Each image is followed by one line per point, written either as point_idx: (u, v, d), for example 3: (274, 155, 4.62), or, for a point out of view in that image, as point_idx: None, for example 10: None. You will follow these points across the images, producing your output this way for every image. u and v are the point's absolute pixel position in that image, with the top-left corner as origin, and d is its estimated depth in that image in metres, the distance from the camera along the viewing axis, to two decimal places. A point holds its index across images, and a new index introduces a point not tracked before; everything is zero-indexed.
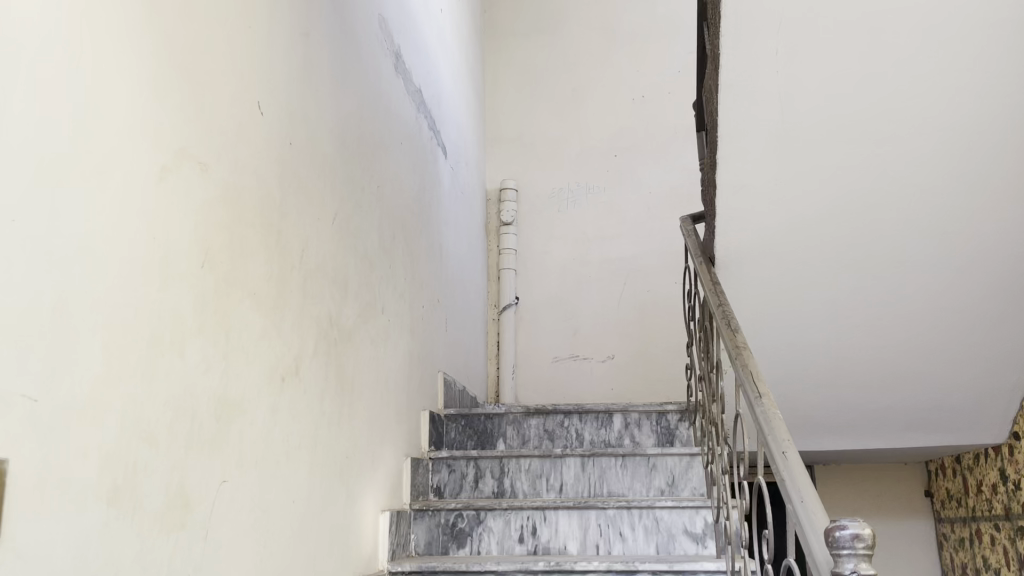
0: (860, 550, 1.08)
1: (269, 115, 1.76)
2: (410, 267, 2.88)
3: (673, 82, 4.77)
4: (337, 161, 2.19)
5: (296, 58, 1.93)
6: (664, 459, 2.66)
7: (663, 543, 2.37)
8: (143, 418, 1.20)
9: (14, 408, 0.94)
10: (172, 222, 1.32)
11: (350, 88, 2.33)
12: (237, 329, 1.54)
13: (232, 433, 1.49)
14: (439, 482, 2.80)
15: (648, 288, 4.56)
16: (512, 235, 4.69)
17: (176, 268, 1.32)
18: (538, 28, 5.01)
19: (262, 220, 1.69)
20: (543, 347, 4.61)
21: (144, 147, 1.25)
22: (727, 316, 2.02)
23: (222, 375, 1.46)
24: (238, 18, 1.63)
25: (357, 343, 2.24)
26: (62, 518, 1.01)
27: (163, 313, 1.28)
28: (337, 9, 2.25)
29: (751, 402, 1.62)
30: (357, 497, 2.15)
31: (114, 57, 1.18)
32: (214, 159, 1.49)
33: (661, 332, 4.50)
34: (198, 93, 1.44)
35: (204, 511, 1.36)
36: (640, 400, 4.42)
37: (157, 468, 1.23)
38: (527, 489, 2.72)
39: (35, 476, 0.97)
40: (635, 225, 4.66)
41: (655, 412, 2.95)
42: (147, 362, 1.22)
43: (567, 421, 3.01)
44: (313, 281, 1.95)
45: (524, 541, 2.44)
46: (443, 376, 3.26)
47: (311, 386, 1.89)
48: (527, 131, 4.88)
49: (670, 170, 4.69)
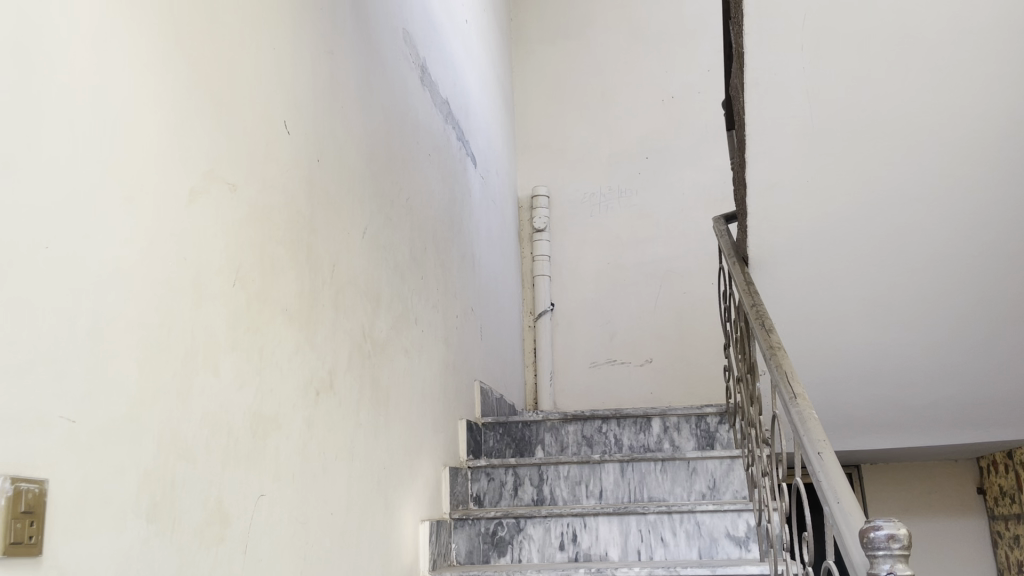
0: (896, 550, 1.06)
1: (296, 134, 1.78)
2: (442, 277, 2.90)
3: (701, 82, 4.74)
4: (365, 176, 2.21)
5: (319, 76, 1.95)
6: (705, 462, 2.62)
7: (705, 548, 2.34)
8: (180, 435, 1.23)
9: (54, 429, 0.97)
10: (202, 243, 1.35)
11: (375, 105, 2.35)
12: (271, 346, 1.57)
13: (269, 448, 1.51)
14: (478, 491, 2.80)
15: (684, 290, 4.52)
16: (545, 242, 4.71)
17: (207, 287, 1.35)
18: (563, 34, 5.01)
19: (291, 238, 1.71)
20: (580, 352, 4.60)
21: (172, 169, 1.28)
22: (761, 317, 1.99)
23: (256, 392, 1.49)
24: (261, 41, 1.65)
25: (390, 355, 2.25)
26: (102, 536, 1.04)
27: (197, 332, 1.30)
28: (360, 25, 2.27)
29: (786, 403, 1.60)
30: (397, 507, 2.16)
31: (141, 84, 1.22)
32: (242, 180, 1.52)
33: (699, 334, 4.45)
34: (224, 114, 1.47)
35: (243, 524, 1.39)
36: (680, 403, 4.38)
37: (195, 484, 1.26)
38: (567, 496, 2.71)
39: (76, 495, 1.00)
40: (668, 227, 4.63)
41: (694, 415, 2.92)
42: (182, 380, 1.25)
43: (605, 426, 2.99)
44: (344, 295, 1.97)
45: (565, 548, 2.43)
46: (480, 385, 3.27)
47: (346, 399, 1.90)
48: (557, 137, 4.89)
49: (702, 170, 4.65)
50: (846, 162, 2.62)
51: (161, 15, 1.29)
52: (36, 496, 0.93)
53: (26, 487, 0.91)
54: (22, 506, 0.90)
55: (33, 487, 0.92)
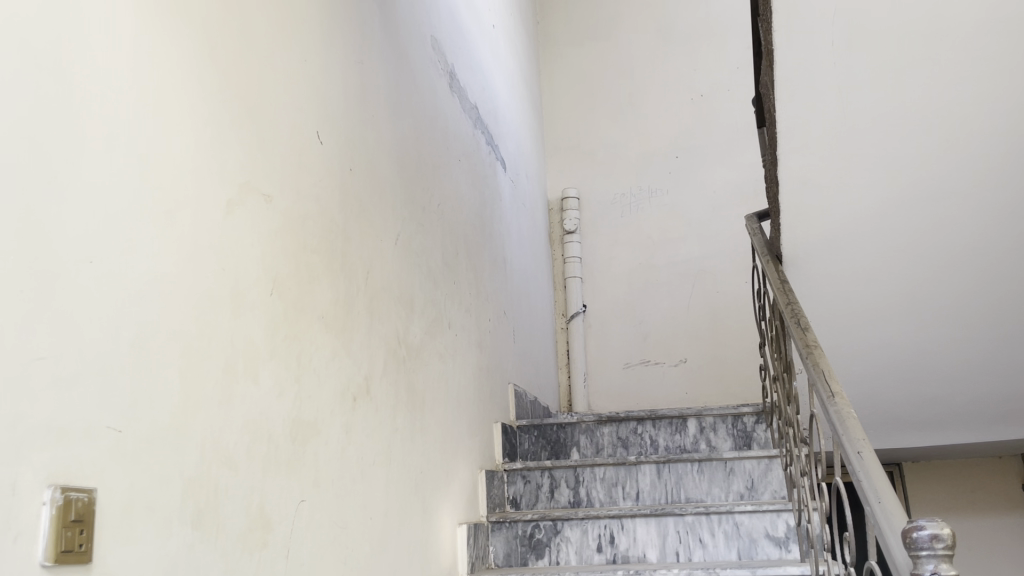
0: (939, 551, 1.04)
1: (329, 144, 1.81)
2: (475, 282, 2.92)
3: (731, 79, 4.71)
4: (396, 184, 2.23)
5: (349, 84, 1.97)
6: (742, 463, 2.60)
7: (745, 548, 2.32)
8: (222, 443, 1.25)
9: (101, 438, 0.99)
10: (240, 254, 1.37)
11: (405, 113, 2.38)
12: (309, 354, 1.59)
13: (309, 454, 1.53)
14: (515, 493, 2.81)
15: (717, 289, 4.49)
16: (576, 243, 4.71)
17: (245, 297, 1.37)
18: (590, 35, 5.01)
19: (326, 244, 1.73)
20: (614, 353, 4.59)
21: (211, 183, 1.31)
22: (796, 315, 1.97)
23: (295, 398, 1.51)
24: (292, 53, 1.68)
25: (425, 359, 2.27)
26: (149, 542, 1.06)
27: (236, 341, 1.33)
28: (388, 33, 2.30)
29: (824, 402, 1.58)
30: (435, 510, 2.18)
31: (177, 100, 1.24)
32: (277, 190, 1.54)
33: (734, 334, 4.42)
34: (258, 126, 1.50)
35: (285, 529, 1.41)
36: (717, 403, 4.35)
37: (237, 490, 1.28)
38: (603, 498, 2.71)
39: (124, 504, 1.02)
40: (700, 225, 4.60)
41: (731, 414, 2.89)
42: (223, 388, 1.27)
43: (640, 427, 2.98)
44: (378, 301, 1.99)
45: (603, 550, 2.43)
46: (514, 388, 3.28)
47: (382, 404, 1.92)
48: (586, 138, 4.89)
49: (734, 168, 4.62)
50: (880, 156, 2.59)
51: (196, 30, 1.32)
52: (85, 504, 0.95)
53: (75, 496, 0.93)
54: (72, 515, 0.93)
55: (82, 497, 0.95)
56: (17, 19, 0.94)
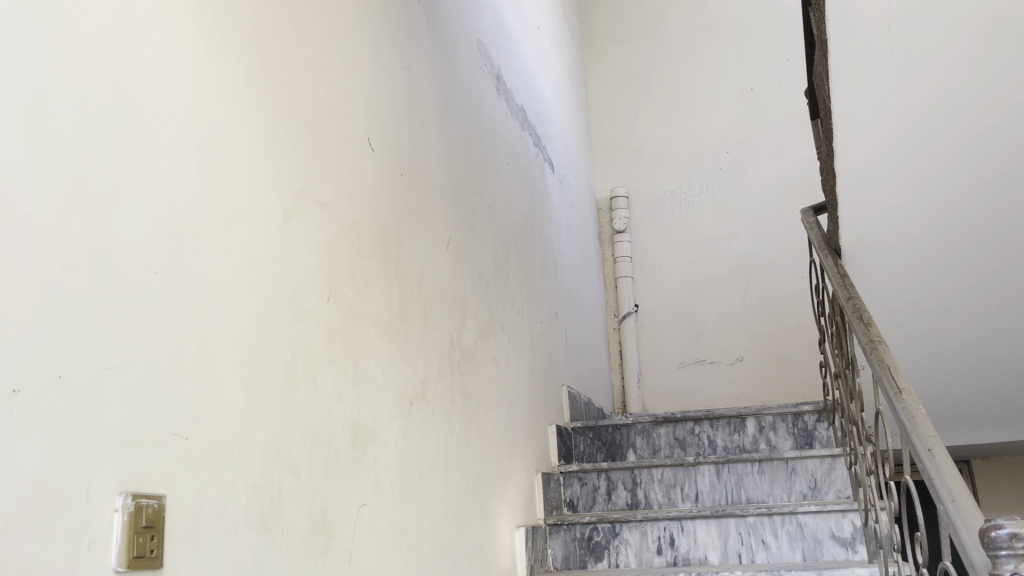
0: (1020, 551, 1.00)
1: (380, 150, 1.82)
2: (526, 284, 2.91)
3: (781, 72, 4.63)
4: (447, 188, 2.24)
5: (399, 90, 1.99)
6: (804, 462, 2.55)
7: (810, 550, 2.27)
8: (285, 448, 1.27)
9: (170, 445, 1.01)
10: (298, 260, 1.39)
11: (454, 118, 2.38)
12: (366, 359, 1.60)
13: (368, 458, 1.54)
14: (571, 496, 2.80)
15: (772, 285, 4.41)
16: (626, 243, 4.67)
17: (304, 304, 1.39)
18: (635, 32, 4.96)
19: (380, 250, 1.74)
20: (668, 353, 4.54)
21: (267, 195, 1.32)
22: (857, 309, 1.91)
23: (354, 404, 1.52)
24: (343, 62, 1.70)
25: (478, 362, 2.27)
26: (217, 546, 1.07)
27: (295, 348, 1.34)
28: (435, 39, 2.31)
29: (890, 399, 1.53)
30: (492, 513, 2.17)
31: (234, 112, 1.26)
32: (332, 198, 1.56)
33: (792, 331, 4.34)
34: (312, 134, 1.51)
35: (348, 534, 1.42)
36: (776, 401, 4.27)
37: (300, 494, 1.29)
38: (661, 500, 2.67)
39: (193, 510, 1.04)
40: (753, 221, 4.52)
41: (791, 413, 2.84)
42: (284, 395, 1.29)
43: (697, 428, 2.94)
44: (432, 306, 2.00)
45: (663, 552, 2.39)
46: (568, 390, 3.26)
47: (438, 408, 1.93)
48: (633, 137, 4.85)
49: (786, 162, 4.53)
50: (939, 143, 2.52)
51: (250, 44, 1.34)
52: (155, 511, 0.97)
53: (145, 502, 0.95)
54: (143, 521, 0.94)
55: (152, 503, 0.96)
56: (78, 37, 0.96)
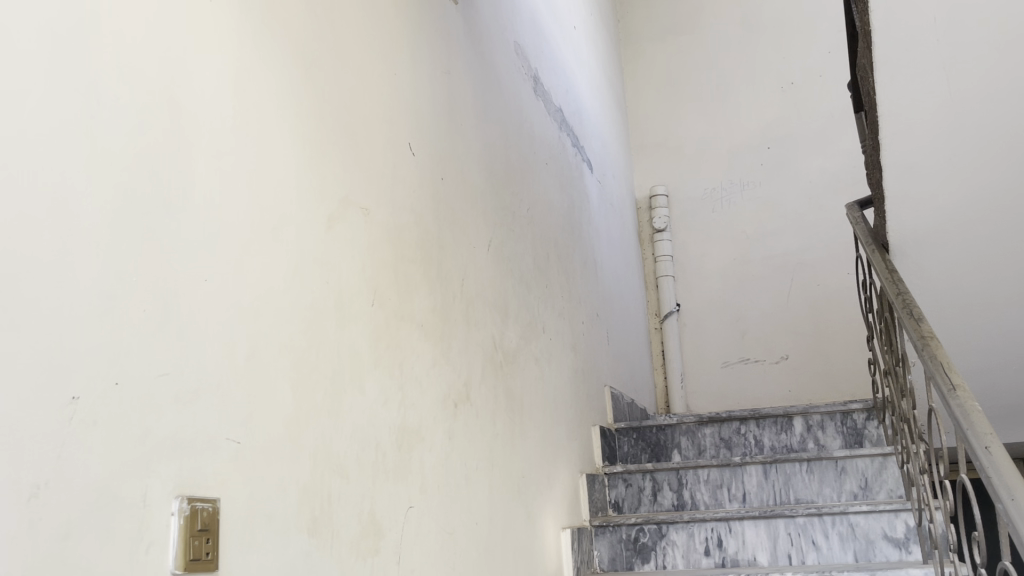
0: None
1: (420, 154, 1.83)
2: (567, 285, 2.90)
3: (823, 64, 4.56)
4: (487, 191, 2.24)
5: (438, 94, 2.00)
6: (854, 461, 2.50)
7: (862, 550, 2.23)
8: (334, 451, 1.28)
9: (223, 449, 1.03)
10: (343, 266, 1.41)
11: (492, 120, 2.39)
12: (410, 361, 1.61)
13: (414, 461, 1.55)
14: (616, 497, 2.79)
15: (817, 282, 4.35)
16: (667, 241, 4.64)
17: (350, 308, 1.41)
18: (672, 30, 4.93)
19: (422, 254, 1.75)
20: (711, 352, 4.49)
21: (312, 202, 1.34)
22: (907, 305, 1.87)
23: (400, 406, 1.53)
24: (383, 67, 1.71)
25: (521, 364, 2.27)
26: (270, 548, 1.09)
27: (342, 352, 1.36)
28: (473, 42, 2.32)
29: (944, 396, 1.50)
30: (538, 515, 2.17)
31: (278, 120, 1.28)
32: (375, 203, 1.57)
33: (838, 328, 4.26)
34: (354, 140, 1.53)
35: (396, 536, 1.43)
36: (823, 400, 4.20)
37: (350, 497, 1.30)
38: (708, 500, 2.64)
39: (245, 512, 1.05)
40: (796, 217, 4.46)
41: (840, 411, 2.79)
42: (332, 399, 1.30)
43: (743, 427, 2.91)
44: (474, 308, 2.00)
45: (711, 553, 2.37)
46: (611, 390, 3.25)
47: (482, 410, 1.93)
48: (672, 135, 4.82)
49: (830, 156, 4.46)
50: (989, 132, 2.46)
51: (292, 53, 1.36)
52: (210, 513, 0.98)
53: (201, 506, 0.97)
54: (198, 524, 0.96)
55: (207, 506, 0.98)
56: (127, 51, 0.98)
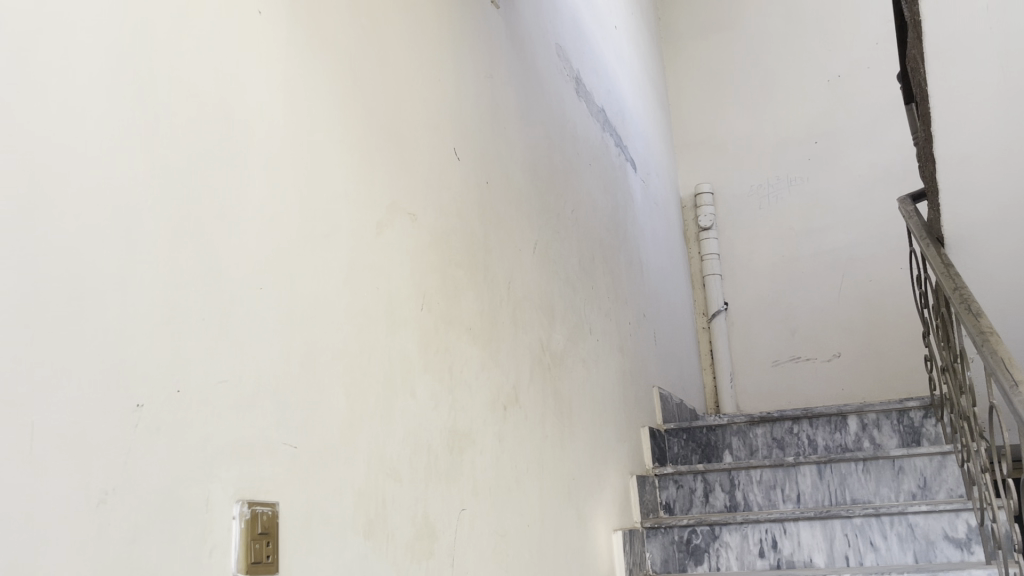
0: None
1: (465, 159, 1.84)
2: (612, 285, 2.89)
3: (870, 56, 4.46)
4: (531, 193, 2.25)
5: (482, 100, 2.01)
6: (912, 460, 2.44)
7: (922, 551, 2.18)
8: (388, 455, 1.30)
9: (281, 454, 1.05)
10: (393, 272, 1.42)
11: (536, 123, 2.39)
12: (460, 365, 1.62)
13: (465, 464, 1.56)
14: (667, 498, 2.77)
15: (869, 277, 4.26)
16: (713, 239, 4.60)
17: (400, 313, 1.42)
18: (714, 26, 4.88)
19: (469, 257, 1.76)
20: (761, 351, 4.43)
21: (361, 209, 1.36)
22: (965, 299, 1.82)
23: (450, 409, 1.54)
24: (427, 74, 1.73)
25: (569, 366, 2.27)
26: (329, 550, 1.11)
27: (394, 356, 1.37)
28: (515, 46, 2.33)
29: (1006, 393, 1.46)
30: (589, 517, 2.17)
31: (327, 130, 1.30)
32: (421, 208, 1.59)
33: (893, 324, 4.16)
34: (401, 147, 1.55)
35: (450, 539, 1.44)
36: (878, 398, 4.11)
37: (404, 500, 1.32)
38: (761, 501, 2.61)
39: (304, 514, 1.07)
40: (846, 212, 4.38)
41: (896, 410, 2.73)
42: (384, 403, 1.32)
43: (796, 427, 2.86)
44: (521, 310, 2.01)
45: (766, 555, 2.34)
46: (659, 391, 3.22)
47: (531, 413, 1.93)
48: (716, 133, 4.77)
49: (880, 150, 4.36)
50: None
51: (338, 63, 1.38)
52: (270, 517, 1.00)
53: (260, 510, 0.99)
54: (259, 527, 0.98)
55: (266, 510, 1.00)
56: (181, 68, 1.01)
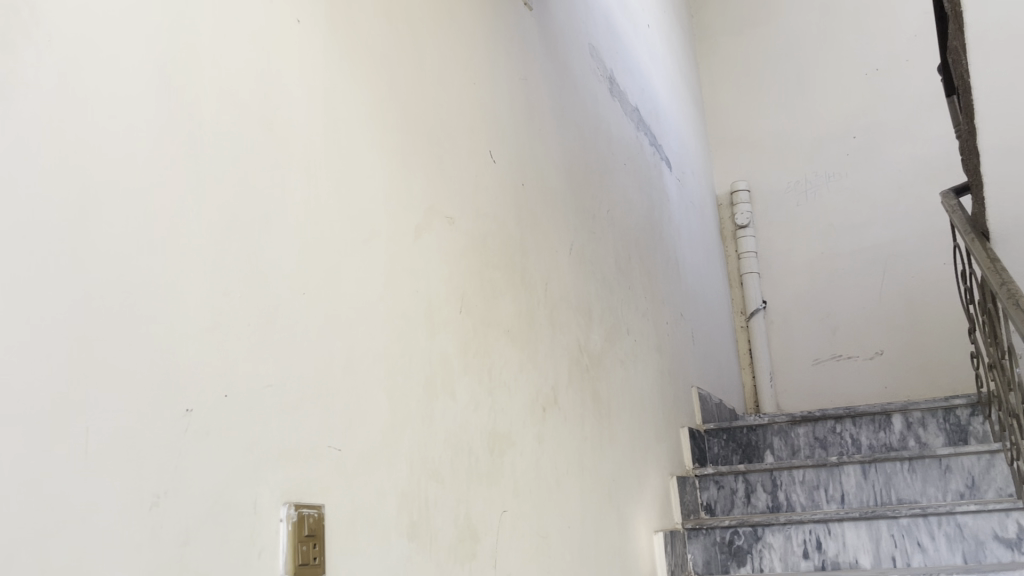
0: None
1: (501, 161, 1.85)
2: (649, 285, 2.88)
3: (910, 48, 4.38)
4: (566, 194, 2.25)
5: (516, 102, 2.02)
6: (959, 459, 2.40)
7: (971, 552, 2.13)
8: (430, 457, 1.31)
9: (325, 458, 1.06)
10: (432, 275, 1.44)
11: (570, 124, 2.39)
12: (499, 366, 1.63)
13: (506, 465, 1.56)
14: (709, 499, 2.75)
15: (912, 273, 4.18)
16: (750, 237, 4.55)
17: (439, 316, 1.43)
18: (748, 22, 4.83)
19: (506, 259, 1.77)
20: (801, 349, 4.38)
21: (400, 214, 1.37)
22: (1012, 295, 1.78)
23: (490, 411, 1.55)
24: (463, 78, 1.74)
25: (607, 366, 2.26)
26: (374, 552, 1.12)
27: (433, 358, 1.38)
28: (548, 48, 2.33)
29: None
30: (630, 518, 2.16)
31: (365, 136, 1.32)
32: (459, 212, 1.60)
33: (937, 320, 4.08)
34: (437, 151, 1.56)
35: (492, 541, 1.44)
36: (923, 396, 4.03)
37: (446, 502, 1.33)
38: (804, 502, 2.58)
39: (348, 516, 1.08)
40: (887, 207, 4.31)
41: (941, 408, 2.68)
42: (425, 406, 1.33)
43: (839, 426, 2.82)
44: (559, 311, 2.01)
45: (810, 556, 2.31)
46: (698, 391, 3.20)
47: (570, 413, 1.93)
48: (752, 129, 4.73)
49: (921, 143, 4.28)
50: None
51: (376, 70, 1.39)
52: (316, 520, 1.02)
53: (307, 512, 1.00)
54: (306, 530, 0.99)
55: (313, 513, 1.01)
56: (224, 80, 1.03)
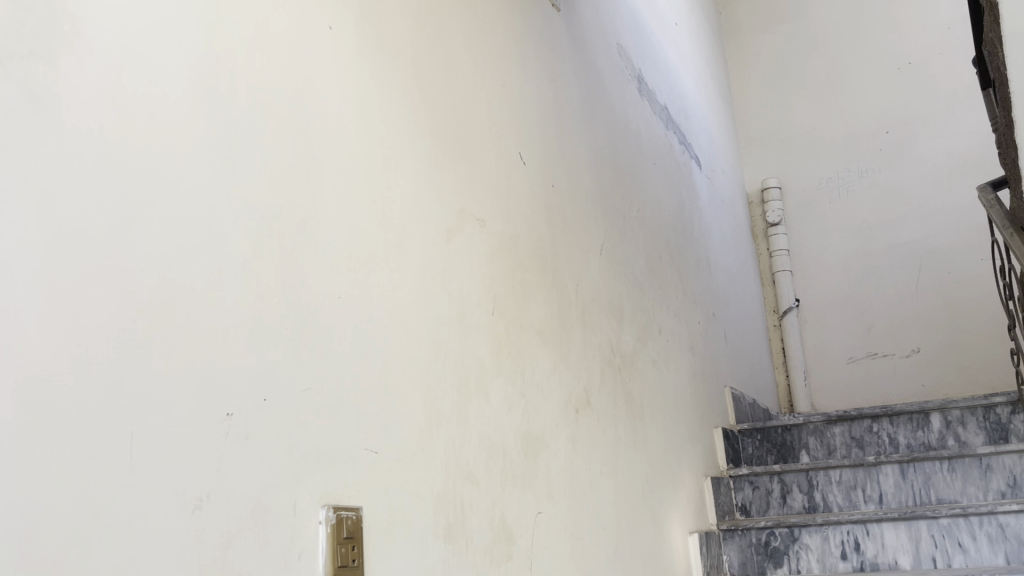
0: None
1: (531, 163, 1.85)
2: (681, 285, 2.86)
3: (944, 40, 4.31)
4: (596, 194, 2.24)
5: (546, 103, 2.02)
6: (1000, 458, 2.35)
7: (1014, 552, 2.09)
8: (465, 459, 1.31)
9: (362, 461, 1.07)
10: (464, 278, 1.44)
11: (599, 124, 2.39)
12: (531, 368, 1.63)
13: (540, 466, 1.57)
14: (744, 500, 2.73)
15: (949, 269, 4.11)
16: (782, 235, 4.51)
17: (472, 319, 1.44)
18: (777, 18, 4.79)
19: (537, 261, 1.77)
20: (835, 348, 4.33)
21: (432, 218, 1.38)
22: None
23: (524, 412, 1.55)
24: (492, 80, 1.74)
25: (639, 366, 2.26)
26: (411, 554, 1.13)
27: (467, 361, 1.39)
28: (576, 48, 2.33)
29: None
30: (665, 519, 2.15)
31: (397, 141, 1.33)
32: (490, 214, 1.60)
33: (975, 317, 4.01)
34: (468, 156, 1.57)
35: (527, 542, 1.45)
36: (961, 394, 3.97)
37: (482, 504, 1.33)
38: (841, 502, 2.55)
39: (385, 518, 1.09)
40: (922, 203, 4.24)
41: (981, 406, 2.63)
42: (460, 408, 1.33)
43: (876, 425, 2.79)
44: (590, 312, 2.01)
45: (848, 557, 2.28)
46: (731, 391, 3.18)
47: (603, 415, 1.93)
48: (782, 126, 4.68)
49: (957, 137, 4.21)
50: None
51: (406, 75, 1.41)
52: (355, 522, 1.03)
53: (345, 515, 1.01)
54: (344, 532, 1.00)
55: (351, 515, 1.02)
56: (260, 89, 1.05)
